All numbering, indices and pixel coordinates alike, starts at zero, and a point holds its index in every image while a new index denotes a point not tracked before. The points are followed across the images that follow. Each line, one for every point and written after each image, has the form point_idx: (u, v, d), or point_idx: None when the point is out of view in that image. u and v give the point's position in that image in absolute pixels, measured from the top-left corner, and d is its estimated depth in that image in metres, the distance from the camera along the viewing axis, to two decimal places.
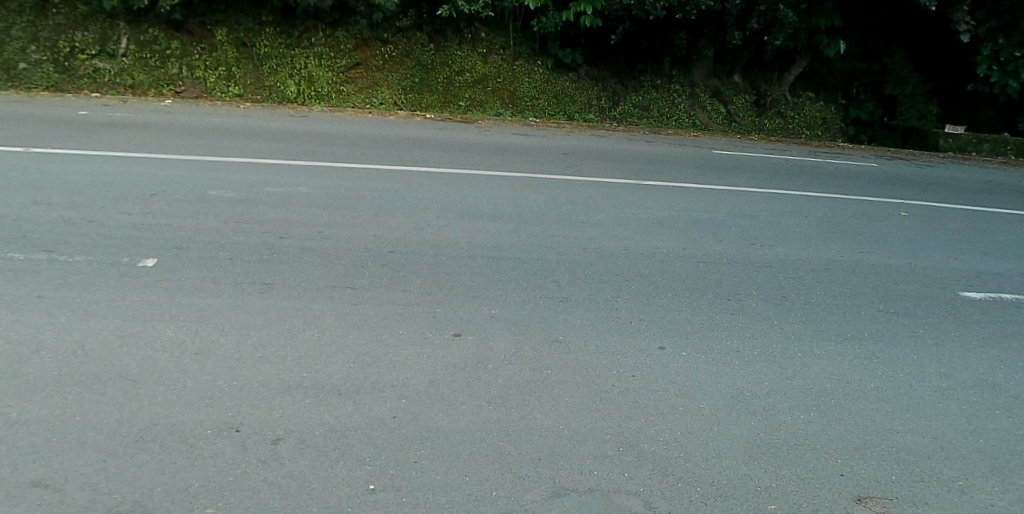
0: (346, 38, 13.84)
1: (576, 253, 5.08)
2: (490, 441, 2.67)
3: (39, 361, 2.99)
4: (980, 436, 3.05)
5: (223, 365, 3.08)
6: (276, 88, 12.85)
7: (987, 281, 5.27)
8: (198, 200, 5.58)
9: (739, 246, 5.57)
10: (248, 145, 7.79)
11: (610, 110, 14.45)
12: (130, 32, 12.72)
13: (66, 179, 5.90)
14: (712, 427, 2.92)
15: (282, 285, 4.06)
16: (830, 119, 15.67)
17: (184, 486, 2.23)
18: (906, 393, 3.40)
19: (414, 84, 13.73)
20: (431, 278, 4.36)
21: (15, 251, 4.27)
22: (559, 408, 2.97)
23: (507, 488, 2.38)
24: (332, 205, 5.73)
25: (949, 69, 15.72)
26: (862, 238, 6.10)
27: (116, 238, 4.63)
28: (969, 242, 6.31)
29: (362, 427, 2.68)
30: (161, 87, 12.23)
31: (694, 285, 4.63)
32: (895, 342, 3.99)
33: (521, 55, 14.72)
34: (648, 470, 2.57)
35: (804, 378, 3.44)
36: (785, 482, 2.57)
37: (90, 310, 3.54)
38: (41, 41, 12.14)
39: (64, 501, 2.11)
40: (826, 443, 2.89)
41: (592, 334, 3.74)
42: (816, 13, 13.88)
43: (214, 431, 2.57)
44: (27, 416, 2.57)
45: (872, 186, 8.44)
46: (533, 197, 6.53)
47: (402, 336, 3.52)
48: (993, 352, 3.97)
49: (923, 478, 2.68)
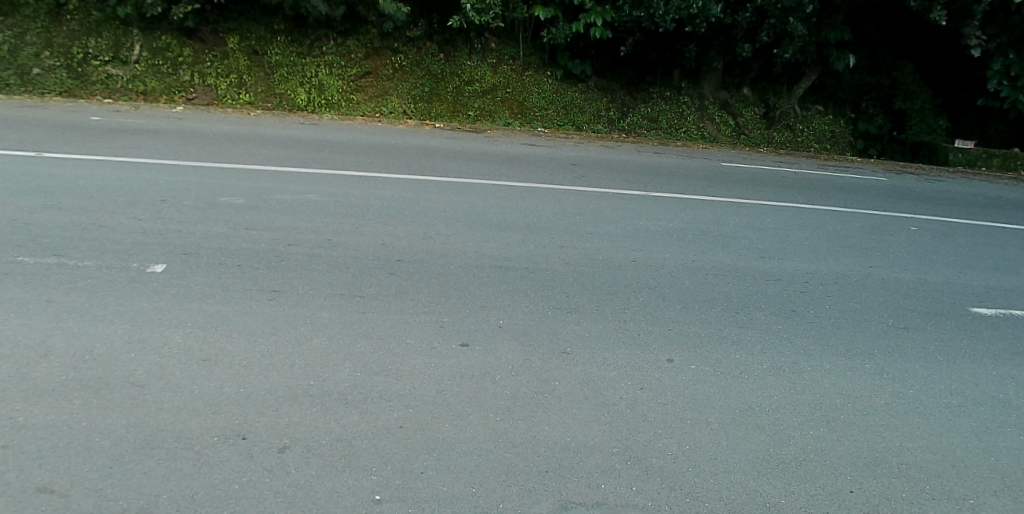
0: (356, 47, 13.99)
1: (584, 264, 5.08)
2: (496, 453, 2.64)
3: (46, 365, 3.00)
4: (993, 455, 2.99)
5: (230, 372, 3.07)
6: (287, 95, 12.90)
7: (998, 297, 5.22)
8: (208, 206, 5.62)
9: (747, 259, 5.55)
10: (258, 153, 7.84)
11: (619, 121, 14.40)
12: (143, 39, 12.90)
13: (77, 184, 5.93)
14: (721, 442, 2.89)
15: (292, 292, 4.07)
16: (839, 132, 15.61)
17: (190, 494, 2.23)
18: (918, 410, 3.36)
19: (424, 93, 13.75)
20: (439, 287, 4.36)
21: (25, 254, 4.31)
22: (565, 420, 2.95)
23: (513, 501, 2.36)
24: (341, 213, 5.76)
25: (959, 83, 15.69)
26: (872, 253, 6.06)
27: (126, 243, 4.66)
28: (979, 257, 6.26)
29: (368, 437, 2.67)
30: (173, 94, 12.28)
31: (703, 298, 4.61)
32: (906, 358, 3.96)
33: (530, 66, 14.83)
34: (657, 484, 2.55)
35: (814, 393, 3.41)
36: (795, 498, 2.54)
37: (98, 314, 3.55)
38: (54, 47, 12.28)
39: (69, 507, 2.11)
40: (837, 459, 2.84)
41: (599, 346, 3.72)
42: (826, 27, 13.99)
43: (221, 439, 2.57)
44: (33, 421, 2.58)
45: (882, 200, 8.40)
46: (542, 207, 6.54)
47: (410, 346, 3.51)
48: (1005, 369, 3.92)
49: (933, 496, 2.64)
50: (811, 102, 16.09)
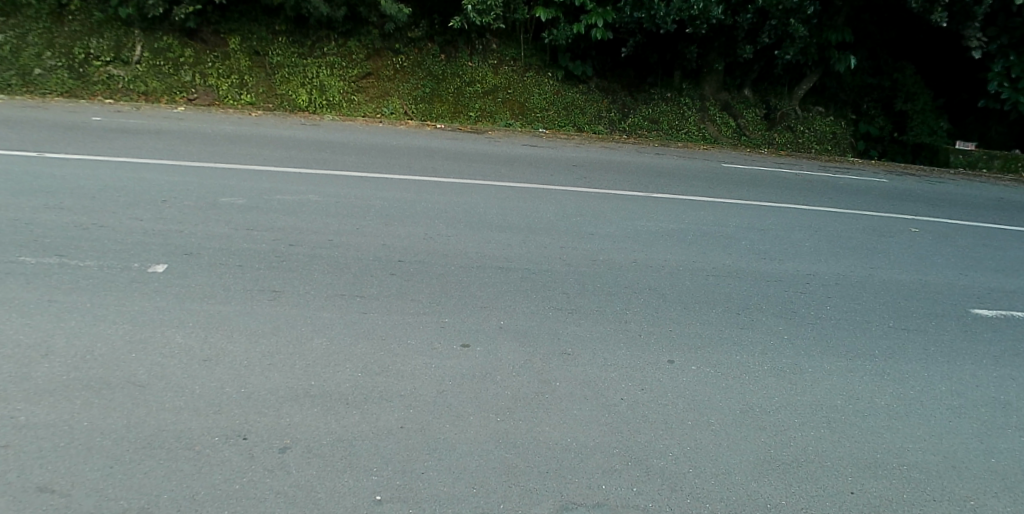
0: (357, 48, 14.01)
1: (585, 264, 5.08)
2: (497, 453, 2.64)
3: (47, 364, 3.00)
4: (995, 456, 2.99)
5: (231, 372, 3.08)
6: (288, 96, 12.91)
7: (998, 299, 5.21)
8: (209, 207, 5.62)
9: (748, 260, 5.55)
10: (259, 153, 7.86)
11: (620, 122, 14.40)
12: (145, 39, 12.92)
13: (79, 185, 5.94)
14: (722, 442, 2.89)
15: (292, 292, 4.08)
16: (840, 134, 15.62)
17: (190, 494, 2.23)
18: (919, 411, 3.36)
19: (425, 94, 13.76)
20: (440, 288, 4.36)
21: (27, 254, 4.31)
22: (566, 421, 2.95)
23: (514, 501, 2.36)
24: (342, 213, 5.76)
25: (959, 85, 15.69)
26: (873, 254, 6.06)
27: (127, 243, 4.67)
28: (980, 259, 6.26)
29: (369, 437, 2.67)
30: (174, 94, 12.30)
31: (704, 299, 4.61)
32: (906, 360, 3.95)
33: (531, 67, 14.83)
34: (658, 484, 2.55)
35: (815, 394, 3.41)
36: (795, 499, 2.54)
37: (100, 315, 3.56)
38: (56, 47, 12.31)
39: (70, 507, 2.11)
40: (838, 461, 2.84)
41: (600, 347, 3.72)
42: (827, 28, 13.99)
43: (222, 439, 2.57)
44: (34, 420, 2.58)
45: (883, 201, 8.40)
46: (543, 208, 6.54)
47: (411, 347, 3.51)
48: (1006, 371, 3.91)
49: (934, 497, 2.64)
50: (812, 103, 16.10)
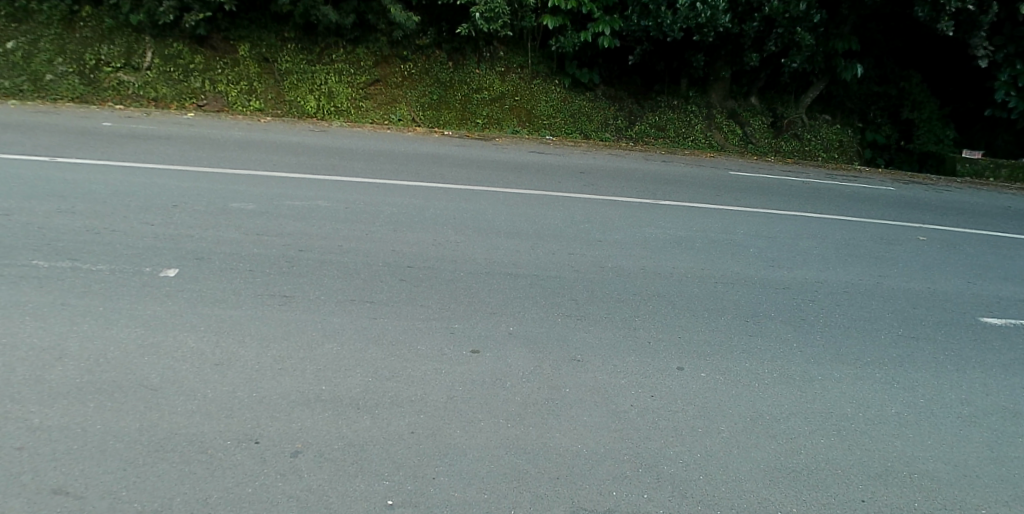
0: (366, 55, 14.12)
1: (593, 271, 5.09)
2: (507, 459, 2.65)
3: (61, 368, 3.03)
4: (1007, 465, 2.99)
5: (243, 376, 3.10)
6: (296, 103, 13.03)
7: (1006, 307, 5.20)
8: (218, 212, 5.65)
9: (756, 268, 5.55)
10: (269, 158, 7.91)
11: (627, 129, 14.47)
12: (155, 46, 13.03)
13: (90, 189, 5.98)
14: (732, 450, 2.89)
15: (303, 297, 4.10)
16: (846, 142, 15.65)
17: (204, 497, 2.25)
18: (930, 419, 3.35)
19: (432, 101, 13.87)
20: (450, 294, 4.38)
21: (41, 258, 4.36)
22: (577, 427, 2.95)
23: (526, 507, 2.36)
24: (351, 219, 5.79)
25: (966, 93, 15.70)
26: (881, 262, 6.06)
27: (138, 247, 4.71)
28: (988, 267, 6.25)
29: (379, 442, 2.69)
30: (184, 100, 12.39)
31: (713, 306, 4.61)
32: (917, 367, 3.95)
33: (538, 74, 14.87)
34: (668, 492, 2.55)
35: (826, 402, 3.41)
36: (806, 507, 2.53)
37: (113, 318, 3.59)
38: (68, 53, 12.46)
39: (83, 509, 2.13)
40: (848, 468, 2.84)
41: (610, 353, 3.73)
42: (832, 36, 14.03)
43: (234, 443, 2.58)
44: (49, 422, 2.61)
45: (891, 210, 8.39)
46: (552, 215, 6.55)
47: (421, 352, 3.53)
48: (1016, 379, 3.91)
49: (946, 506, 2.63)
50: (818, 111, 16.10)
